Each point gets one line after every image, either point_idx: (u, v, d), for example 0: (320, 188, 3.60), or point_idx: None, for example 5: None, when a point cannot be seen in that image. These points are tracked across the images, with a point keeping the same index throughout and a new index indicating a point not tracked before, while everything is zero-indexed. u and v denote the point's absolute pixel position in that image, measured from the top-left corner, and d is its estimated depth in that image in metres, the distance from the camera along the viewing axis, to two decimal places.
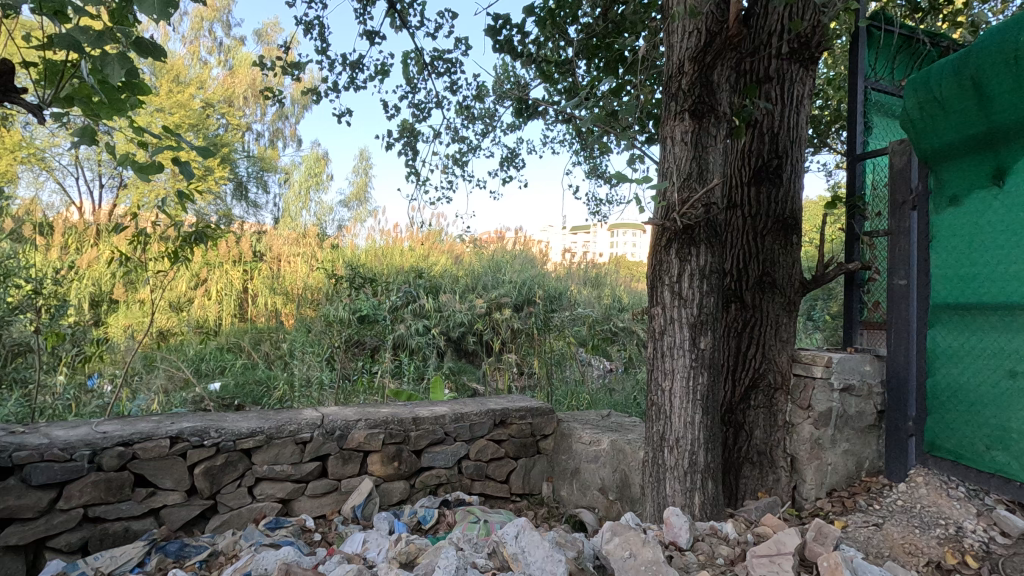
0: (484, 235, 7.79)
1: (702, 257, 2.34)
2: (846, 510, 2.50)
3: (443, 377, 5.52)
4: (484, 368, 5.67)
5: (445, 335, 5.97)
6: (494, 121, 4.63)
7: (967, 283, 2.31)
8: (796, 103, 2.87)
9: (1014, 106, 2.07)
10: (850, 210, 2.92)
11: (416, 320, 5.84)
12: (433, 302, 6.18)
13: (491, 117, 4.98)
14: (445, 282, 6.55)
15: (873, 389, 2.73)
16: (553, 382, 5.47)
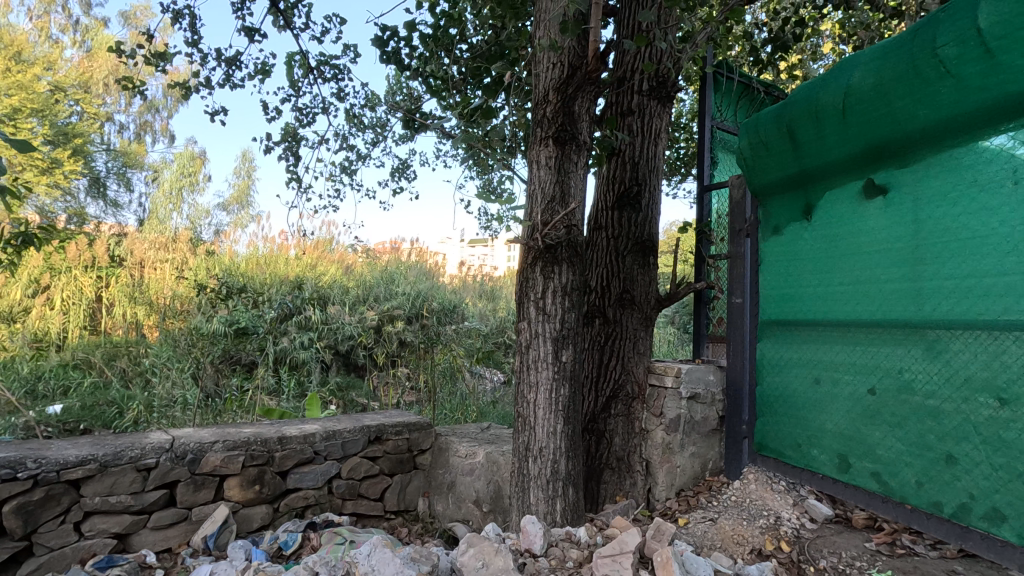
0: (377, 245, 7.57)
1: (564, 275, 2.48)
2: (690, 508, 2.74)
3: (327, 394, 5.26)
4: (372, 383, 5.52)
5: (332, 349, 5.74)
6: (384, 132, 4.59)
7: (786, 302, 2.67)
8: (654, 136, 3.16)
9: (817, 152, 2.43)
10: (699, 236, 3.25)
11: (300, 333, 5.56)
12: (320, 314, 5.93)
13: (382, 126, 4.93)
14: (335, 293, 6.30)
15: (715, 397, 3.04)
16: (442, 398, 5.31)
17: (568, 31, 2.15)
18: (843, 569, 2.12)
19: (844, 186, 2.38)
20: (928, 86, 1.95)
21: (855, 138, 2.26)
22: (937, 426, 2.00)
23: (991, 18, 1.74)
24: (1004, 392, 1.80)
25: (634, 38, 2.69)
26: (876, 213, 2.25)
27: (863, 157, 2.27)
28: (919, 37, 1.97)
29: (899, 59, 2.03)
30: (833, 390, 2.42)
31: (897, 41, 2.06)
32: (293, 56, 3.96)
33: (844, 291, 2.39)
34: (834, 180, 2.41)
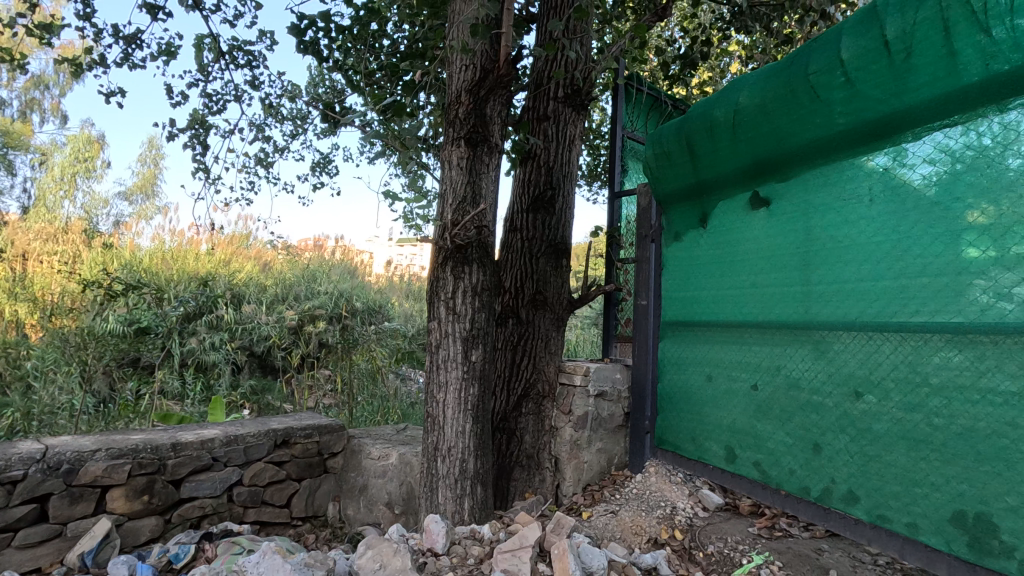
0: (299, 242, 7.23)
1: (474, 275, 2.50)
2: (594, 502, 2.86)
3: (238, 398, 5.00)
4: (288, 386, 5.29)
5: (245, 350, 5.46)
6: (303, 125, 4.44)
7: (685, 304, 2.85)
8: (568, 142, 3.25)
9: (712, 164, 2.61)
10: (610, 240, 3.40)
11: (211, 334, 5.32)
12: (233, 314, 5.62)
13: (302, 118, 4.75)
14: (250, 291, 5.98)
15: (621, 394, 3.18)
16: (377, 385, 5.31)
17: (478, 35, 2.18)
18: (727, 553, 2.27)
19: (734, 197, 2.56)
20: (802, 109, 2.14)
21: (743, 153, 2.44)
22: (806, 418, 2.17)
23: (851, 51, 1.94)
24: (858, 386, 1.98)
25: (545, 46, 2.77)
26: (759, 223, 2.44)
27: (749, 171, 2.46)
28: (796, 64, 2.16)
29: (779, 82, 2.22)
30: (723, 386, 2.59)
31: (779, 66, 2.25)
32: (202, 39, 3.73)
33: (732, 295, 2.57)
34: (726, 191, 2.59)
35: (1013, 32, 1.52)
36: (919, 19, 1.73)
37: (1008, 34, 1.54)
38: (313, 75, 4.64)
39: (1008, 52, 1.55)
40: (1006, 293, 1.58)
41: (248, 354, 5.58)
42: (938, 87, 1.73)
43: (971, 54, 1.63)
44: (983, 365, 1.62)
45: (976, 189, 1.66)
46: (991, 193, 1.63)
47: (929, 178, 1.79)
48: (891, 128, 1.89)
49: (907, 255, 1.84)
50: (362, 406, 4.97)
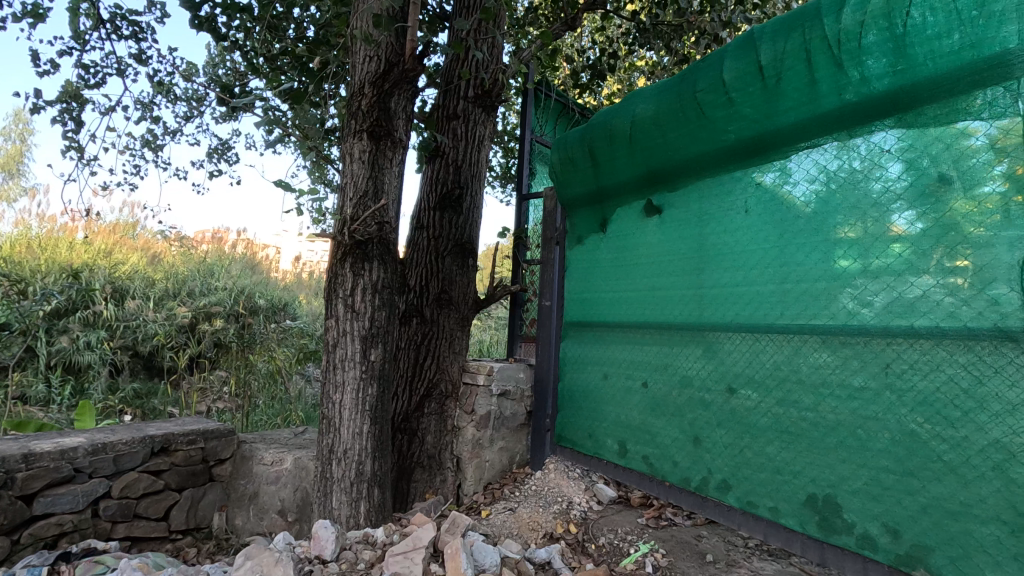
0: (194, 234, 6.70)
1: (374, 272, 2.44)
2: (494, 500, 2.89)
3: (117, 403, 4.54)
4: (179, 390, 4.87)
5: (128, 350, 4.97)
6: (199, 108, 4.12)
7: (585, 305, 2.95)
8: (478, 142, 3.25)
9: (610, 172, 2.73)
10: (517, 241, 3.47)
11: (86, 331, 4.78)
12: (114, 310, 5.10)
13: (198, 100, 4.40)
14: (136, 286, 5.45)
15: (524, 393, 3.24)
16: (283, 385, 4.98)
17: (381, 26, 2.13)
18: (617, 544, 2.37)
19: (630, 205, 2.69)
20: (689, 124, 2.30)
21: (639, 162, 2.57)
22: (688, 413, 2.33)
23: (732, 73, 2.11)
24: (733, 383, 2.14)
25: (452, 44, 2.76)
26: (652, 230, 2.58)
27: (643, 180, 2.60)
28: (686, 81, 2.31)
29: (670, 98, 2.37)
30: (617, 383, 2.72)
31: (671, 83, 2.41)
32: (77, 3, 3.36)
33: (628, 297, 2.70)
34: (623, 198, 2.72)
35: (861, 67, 1.73)
36: (788, 50, 1.92)
37: (857, 70, 1.74)
38: (211, 55, 4.32)
39: (857, 85, 1.75)
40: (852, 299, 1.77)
41: (129, 354, 5.08)
42: (802, 112, 1.92)
43: (828, 85, 1.83)
44: (833, 363, 1.81)
45: (846, 209, 1.82)
46: (842, 210, 1.82)
47: (808, 196, 1.93)
48: (763, 147, 2.07)
49: (775, 263, 2.02)
50: (260, 409, 4.67)
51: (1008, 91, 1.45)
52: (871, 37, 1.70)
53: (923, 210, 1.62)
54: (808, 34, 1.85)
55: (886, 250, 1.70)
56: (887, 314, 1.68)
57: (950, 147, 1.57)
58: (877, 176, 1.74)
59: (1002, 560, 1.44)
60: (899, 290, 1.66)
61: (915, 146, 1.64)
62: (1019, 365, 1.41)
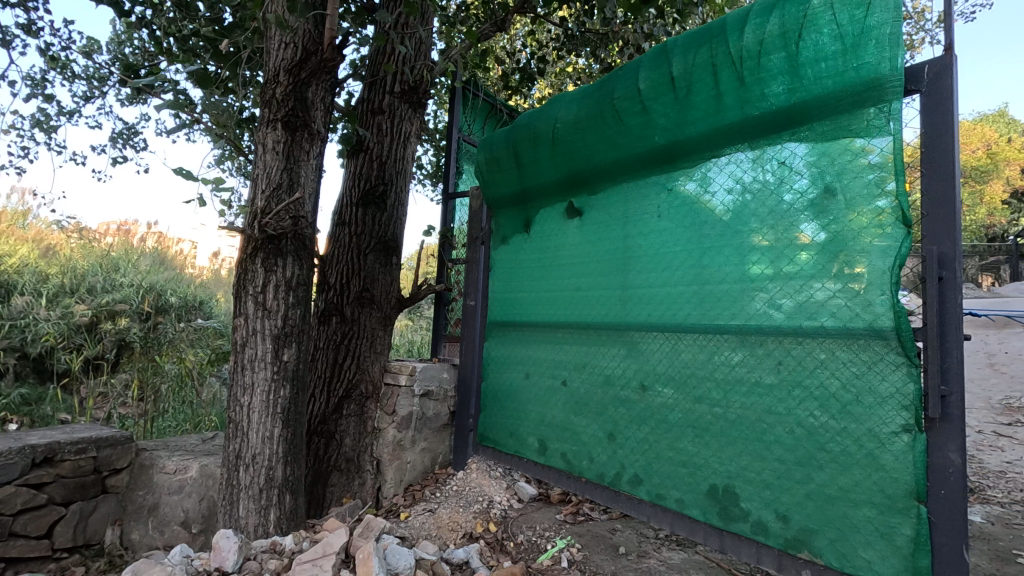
0: (97, 226, 6.17)
1: (288, 269, 2.33)
2: (413, 502, 2.85)
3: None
4: (74, 395, 4.47)
5: (13, 352, 4.50)
6: (100, 87, 3.79)
7: (509, 305, 2.97)
8: (403, 138, 3.18)
9: (534, 174, 2.77)
10: (443, 240, 3.45)
11: None
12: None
13: (99, 80, 4.05)
14: (24, 280, 4.94)
15: (447, 393, 3.21)
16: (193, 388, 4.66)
17: (296, 12, 2.05)
18: (535, 540, 2.39)
19: (552, 206, 2.74)
20: (607, 129, 2.37)
21: (561, 165, 2.63)
22: (605, 411, 2.40)
23: (647, 82, 2.19)
24: (644, 381, 2.23)
25: (375, 36, 2.69)
26: (572, 232, 2.63)
27: (564, 182, 2.65)
28: (605, 88, 2.39)
29: (591, 104, 2.43)
30: (538, 382, 2.76)
31: (592, 89, 2.48)
32: None
33: (550, 298, 2.74)
34: (545, 200, 2.76)
35: (761, 83, 1.85)
36: (697, 63, 2.02)
37: (757, 85, 1.86)
38: (116, 32, 3.99)
39: (758, 100, 1.87)
40: (750, 301, 1.88)
41: (14, 356, 4.59)
42: (709, 123, 2.02)
43: (732, 98, 1.94)
44: (733, 361, 1.93)
45: (761, 217, 1.88)
46: (747, 218, 1.92)
47: (727, 205, 1.98)
48: (674, 155, 2.16)
49: (683, 266, 2.12)
50: (168, 414, 4.36)
51: (881, 112, 1.60)
52: (768, 55, 1.82)
53: (810, 219, 1.75)
54: (715, 49, 1.96)
55: (797, 257, 1.78)
56: (799, 317, 1.76)
57: (834, 161, 1.70)
58: (792, 188, 1.80)
59: (872, 540, 1.58)
60: (789, 294, 1.79)
61: (808, 160, 1.76)
62: (889, 362, 1.56)
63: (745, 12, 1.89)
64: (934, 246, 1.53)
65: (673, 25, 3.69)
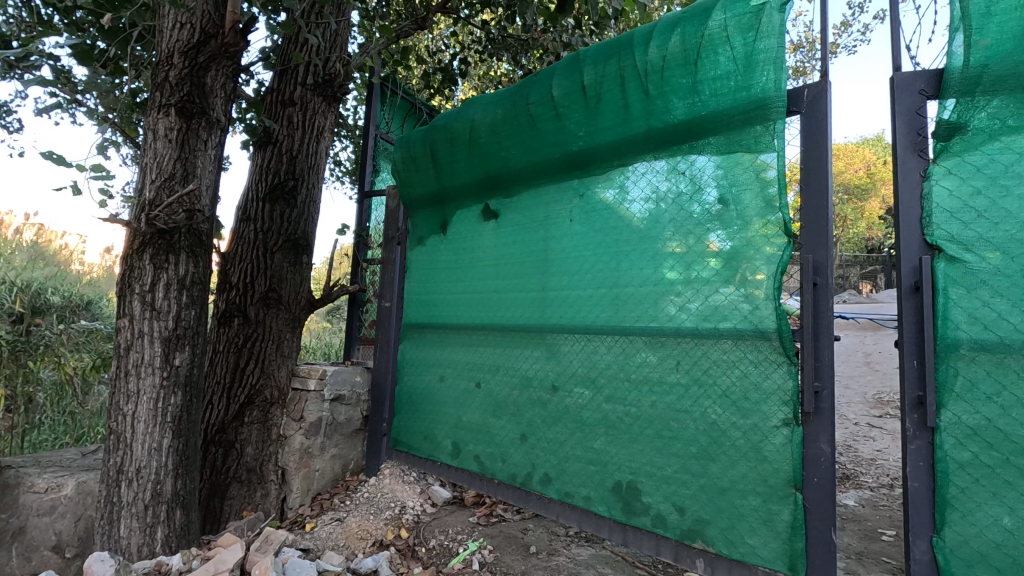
0: None
1: (182, 266, 2.17)
2: (321, 512, 2.74)
3: None
4: None
5: None
6: None
7: (425, 307, 2.93)
8: (316, 133, 3.05)
9: (450, 175, 2.77)
10: (358, 240, 3.35)
11: None
12: None
13: None
14: None
15: (360, 397, 3.12)
16: (75, 397, 4.24)
17: None
18: (447, 544, 2.36)
19: (469, 208, 2.73)
20: (522, 133, 2.40)
21: (477, 166, 2.63)
22: (520, 412, 2.42)
23: (560, 89, 2.25)
24: (556, 381, 2.28)
25: (283, 24, 2.56)
26: (488, 234, 2.64)
27: (480, 184, 2.66)
28: (521, 93, 2.43)
29: (506, 107, 2.47)
30: (453, 385, 2.74)
31: (508, 93, 2.51)
32: None
33: (466, 300, 2.73)
34: (461, 201, 2.76)
35: (664, 96, 1.95)
36: (606, 74, 2.10)
37: (660, 98, 1.96)
38: None
39: (661, 113, 1.97)
40: (654, 304, 1.97)
41: None
42: (616, 132, 2.10)
43: (638, 110, 2.02)
44: (637, 361, 2.01)
45: (672, 225, 1.95)
46: (661, 227, 1.98)
47: (641, 212, 2.04)
48: (584, 162, 2.22)
49: (593, 269, 2.18)
50: None
51: (767, 129, 1.73)
52: (670, 70, 1.92)
53: (706, 228, 1.86)
54: (623, 61, 2.05)
55: (704, 264, 1.86)
56: (700, 320, 1.85)
57: (727, 173, 1.81)
58: (700, 200, 1.88)
59: (757, 526, 1.70)
60: (690, 298, 1.89)
61: (714, 172, 1.85)
62: (772, 360, 1.69)
63: (650, 28, 1.99)
64: (811, 254, 1.68)
65: (590, 37, 3.82)
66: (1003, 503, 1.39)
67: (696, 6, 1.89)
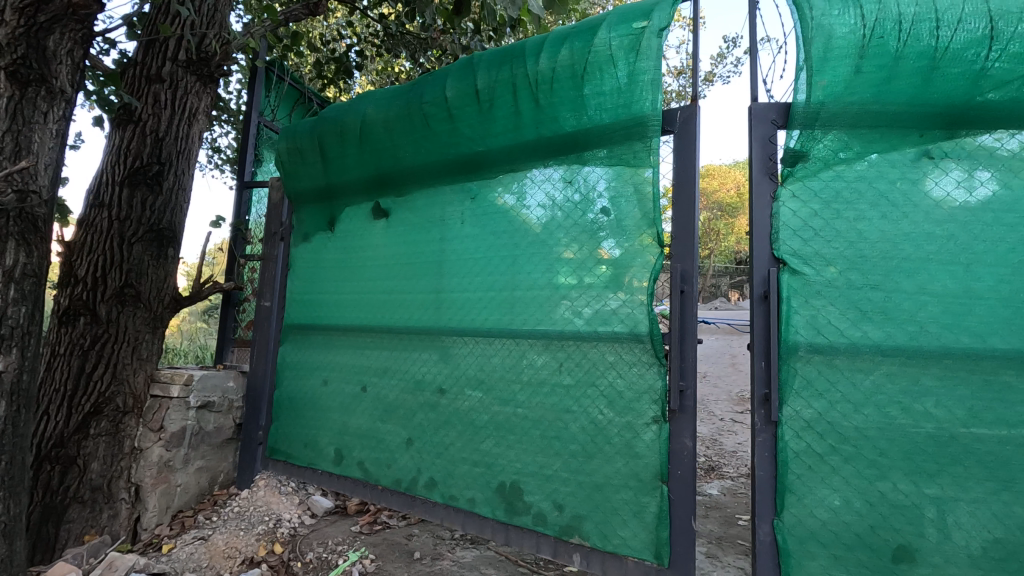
0: None
1: (9, 256, 1.86)
2: (182, 531, 2.54)
3: None
4: None
5: None
6: None
7: (309, 306, 2.78)
8: (188, 114, 2.76)
9: (339, 170, 2.66)
10: (235, 234, 3.12)
11: None
12: None
13: None
14: None
15: (233, 404, 2.91)
16: None
17: None
18: (325, 557, 2.25)
19: (359, 206, 2.64)
20: (415, 132, 2.37)
21: (367, 163, 2.55)
22: (407, 415, 2.37)
23: (454, 91, 2.25)
24: (444, 384, 2.27)
25: None
26: (378, 233, 2.56)
27: (370, 182, 2.58)
28: (414, 91, 2.40)
29: (399, 105, 2.42)
30: (337, 389, 2.63)
31: (401, 90, 2.47)
32: None
33: (353, 300, 2.63)
34: (350, 198, 2.66)
35: (553, 107, 2.01)
36: (499, 80, 2.13)
37: (550, 108, 2.02)
38: None
39: (550, 123, 2.03)
40: (552, 308, 2.00)
41: None
42: (507, 139, 2.13)
43: (529, 119, 2.07)
44: (523, 363, 2.06)
45: (565, 232, 2.01)
46: (557, 234, 2.02)
47: (535, 218, 2.08)
48: (477, 166, 2.23)
49: (482, 272, 2.20)
50: None
51: (645, 145, 1.85)
52: (560, 82, 1.99)
53: (594, 235, 1.93)
54: (515, 69, 2.09)
55: (595, 270, 1.92)
56: (582, 324, 1.93)
57: (611, 185, 1.91)
58: (593, 210, 1.95)
59: (627, 519, 1.81)
60: (584, 302, 1.94)
61: (602, 182, 1.93)
62: (643, 362, 1.81)
63: (542, 40, 2.05)
64: (680, 264, 1.82)
65: (489, 43, 3.86)
66: (830, 486, 1.60)
67: (585, 23, 1.97)
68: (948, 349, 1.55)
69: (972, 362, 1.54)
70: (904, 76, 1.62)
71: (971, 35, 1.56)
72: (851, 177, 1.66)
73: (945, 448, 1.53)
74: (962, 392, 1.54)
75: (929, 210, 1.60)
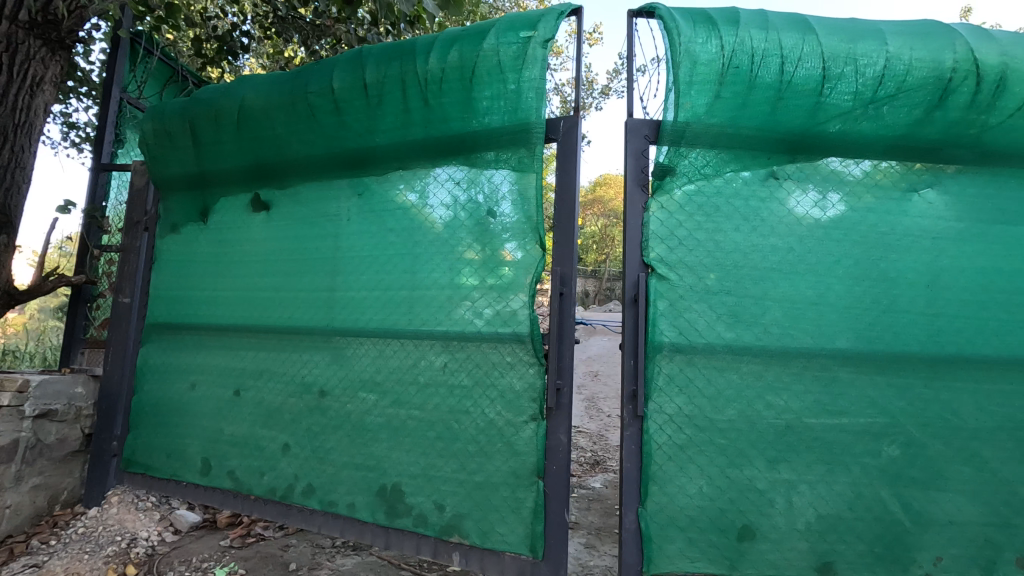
0: None
1: None
2: (10, 558, 2.19)
3: None
4: None
5: None
6: None
7: (176, 303, 2.55)
8: (30, 84, 2.42)
9: (214, 157, 2.47)
10: (88, 221, 2.79)
11: None
12: None
13: None
14: None
15: (81, 412, 2.59)
16: None
17: None
18: None
19: (235, 196, 2.47)
20: (298, 122, 2.26)
21: (246, 151, 2.39)
22: (284, 420, 2.26)
23: (341, 83, 2.17)
24: (327, 386, 2.19)
25: None
26: (256, 226, 2.41)
27: (249, 171, 2.42)
28: (298, 79, 2.29)
29: (282, 92, 2.30)
30: (207, 393, 2.43)
31: (285, 77, 2.34)
32: None
33: (227, 297, 2.45)
34: (226, 187, 2.48)
35: (443, 107, 2.01)
36: (388, 75, 2.09)
37: (439, 108, 2.02)
38: None
39: (440, 122, 2.03)
40: (451, 309, 1.99)
41: None
42: (396, 136, 2.10)
43: (417, 117, 2.06)
44: (408, 363, 2.04)
45: (471, 234, 1.98)
46: (463, 233, 2.00)
47: (428, 216, 2.07)
48: (364, 161, 2.18)
49: (372, 271, 2.15)
50: None
51: (530, 152, 1.91)
52: (449, 83, 1.99)
53: (500, 237, 1.94)
54: (404, 66, 2.06)
55: (501, 272, 1.92)
56: (467, 325, 1.95)
57: (516, 188, 1.93)
58: (502, 212, 1.94)
59: (505, 515, 1.85)
60: (486, 303, 1.94)
61: (503, 185, 1.95)
62: (524, 361, 1.87)
63: (431, 39, 2.04)
64: (560, 267, 1.89)
65: (386, 36, 3.77)
66: (687, 474, 1.75)
67: (475, 27, 1.99)
68: (787, 348, 1.76)
69: (805, 360, 1.75)
70: (756, 104, 1.80)
71: (808, 72, 1.78)
72: (710, 191, 1.82)
73: (783, 437, 1.73)
74: (797, 386, 1.75)
75: (774, 225, 1.80)
